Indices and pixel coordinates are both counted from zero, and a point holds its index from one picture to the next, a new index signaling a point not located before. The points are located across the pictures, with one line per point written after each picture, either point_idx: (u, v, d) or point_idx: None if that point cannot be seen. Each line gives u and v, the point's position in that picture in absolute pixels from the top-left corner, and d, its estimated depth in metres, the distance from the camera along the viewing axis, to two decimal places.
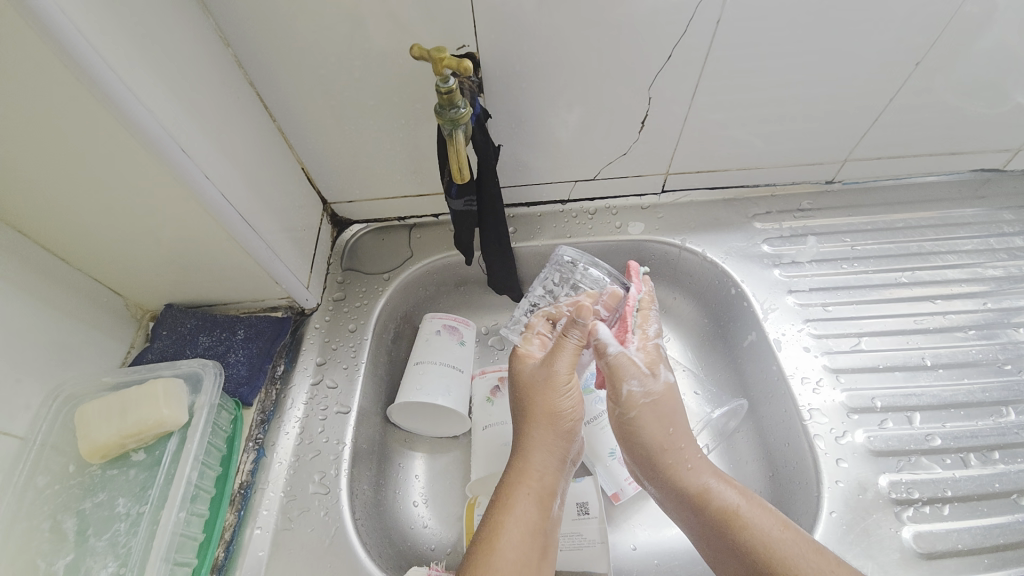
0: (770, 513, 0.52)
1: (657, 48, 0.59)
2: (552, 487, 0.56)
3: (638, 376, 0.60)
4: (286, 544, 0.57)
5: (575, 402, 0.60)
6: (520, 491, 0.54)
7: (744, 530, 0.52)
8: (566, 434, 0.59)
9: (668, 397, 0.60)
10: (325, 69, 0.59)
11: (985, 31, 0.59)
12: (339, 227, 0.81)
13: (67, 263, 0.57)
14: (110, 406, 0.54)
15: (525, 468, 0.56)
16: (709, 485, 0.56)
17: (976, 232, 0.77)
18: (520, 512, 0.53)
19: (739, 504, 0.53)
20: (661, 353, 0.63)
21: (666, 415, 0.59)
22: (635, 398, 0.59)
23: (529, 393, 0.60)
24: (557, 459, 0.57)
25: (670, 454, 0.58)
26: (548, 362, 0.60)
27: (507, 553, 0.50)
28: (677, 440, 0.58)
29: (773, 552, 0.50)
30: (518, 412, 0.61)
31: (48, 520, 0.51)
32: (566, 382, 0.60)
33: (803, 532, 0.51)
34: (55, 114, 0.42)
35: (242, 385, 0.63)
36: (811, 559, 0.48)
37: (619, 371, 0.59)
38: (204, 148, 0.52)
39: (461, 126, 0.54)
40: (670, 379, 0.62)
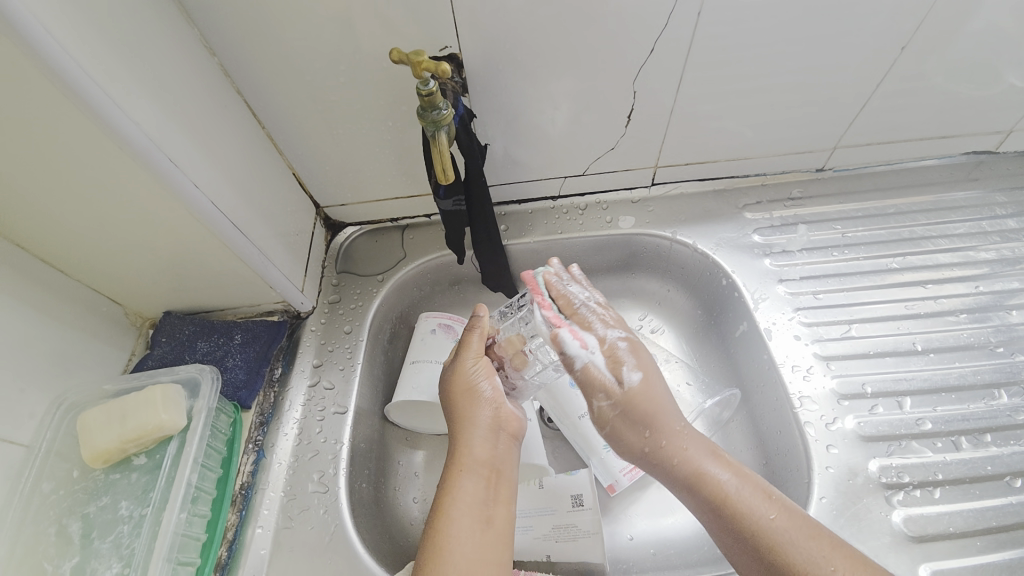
0: (764, 497, 0.52)
1: (639, 42, 0.59)
2: (487, 458, 0.55)
3: (604, 390, 0.59)
4: (287, 542, 0.58)
5: (490, 378, 0.59)
6: (455, 471, 0.54)
7: (736, 517, 0.51)
8: (490, 408, 0.58)
9: (638, 398, 0.59)
10: (310, 75, 0.60)
11: (970, 13, 0.58)
12: (333, 230, 0.82)
13: (66, 275, 0.59)
14: (110, 413, 0.55)
15: (457, 449, 0.56)
16: (703, 470, 0.55)
17: (968, 215, 0.77)
18: (458, 490, 0.52)
19: (733, 492, 0.53)
20: (621, 351, 0.61)
21: (641, 420, 0.58)
22: (607, 412, 0.60)
23: (447, 383, 0.60)
24: (485, 433, 0.56)
25: (656, 450, 0.58)
26: (459, 354, 0.61)
27: (451, 531, 0.49)
28: (657, 440, 0.58)
29: (768, 539, 0.50)
30: (444, 401, 0.61)
31: (54, 524, 0.52)
32: (474, 364, 0.60)
33: (790, 505, 0.52)
34: (41, 129, 0.43)
35: (240, 388, 0.65)
36: (802, 547, 0.48)
37: (587, 386, 0.60)
38: (193, 157, 0.53)
39: (444, 127, 0.54)
40: (636, 379, 0.59)
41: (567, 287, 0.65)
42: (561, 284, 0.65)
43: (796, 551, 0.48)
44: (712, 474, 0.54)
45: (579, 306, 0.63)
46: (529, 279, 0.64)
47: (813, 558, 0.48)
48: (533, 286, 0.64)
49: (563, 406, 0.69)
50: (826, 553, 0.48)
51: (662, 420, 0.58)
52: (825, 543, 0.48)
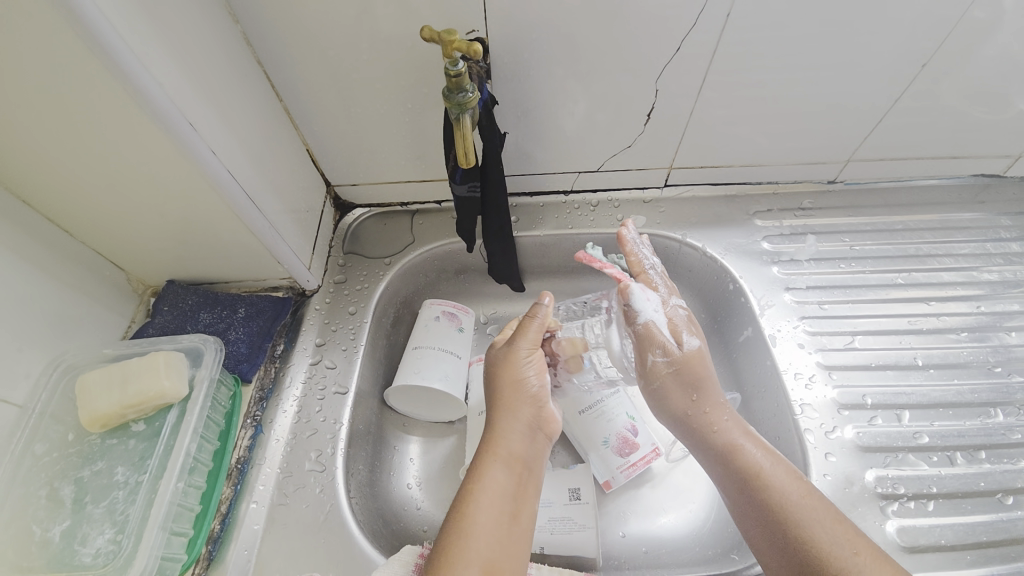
0: (794, 479, 0.53)
1: (665, 40, 0.59)
2: (520, 452, 0.55)
3: (663, 347, 0.60)
4: (281, 519, 0.58)
5: (540, 375, 0.59)
6: (490, 458, 0.53)
7: (768, 490, 0.52)
8: (533, 404, 0.58)
9: (693, 362, 0.60)
10: (332, 50, 0.59)
11: (993, 35, 0.59)
12: (342, 210, 0.81)
13: (70, 235, 0.58)
14: (111, 377, 0.54)
15: (493, 436, 0.55)
16: (739, 443, 0.56)
17: (973, 236, 0.78)
18: (490, 477, 0.52)
19: (766, 468, 0.54)
20: (679, 319, 0.62)
21: (691, 383, 0.60)
22: (660, 368, 0.60)
23: (496, 368, 0.60)
24: (524, 428, 0.56)
25: (699, 415, 0.59)
26: (512, 340, 0.60)
27: (479, 517, 0.49)
28: (703, 406, 0.59)
29: (793, 516, 0.50)
30: (488, 387, 0.60)
31: (45, 487, 0.51)
32: (528, 355, 0.59)
33: (823, 500, 0.51)
34: (59, 78, 0.42)
35: (242, 361, 0.64)
36: (828, 528, 0.49)
37: (646, 339, 0.60)
38: (209, 123, 0.52)
39: (468, 110, 0.54)
40: (693, 345, 0.61)
41: (639, 249, 0.67)
42: (634, 244, 0.67)
43: (823, 531, 0.49)
44: (748, 448, 0.56)
45: (647, 270, 0.66)
46: (584, 256, 0.64)
47: (838, 542, 0.48)
48: (591, 258, 0.65)
49: (564, 401, 0.69)
50: (850, 540, 0.48)
51: (708, 386, 0.60)
52: (848, 530, 0.49)
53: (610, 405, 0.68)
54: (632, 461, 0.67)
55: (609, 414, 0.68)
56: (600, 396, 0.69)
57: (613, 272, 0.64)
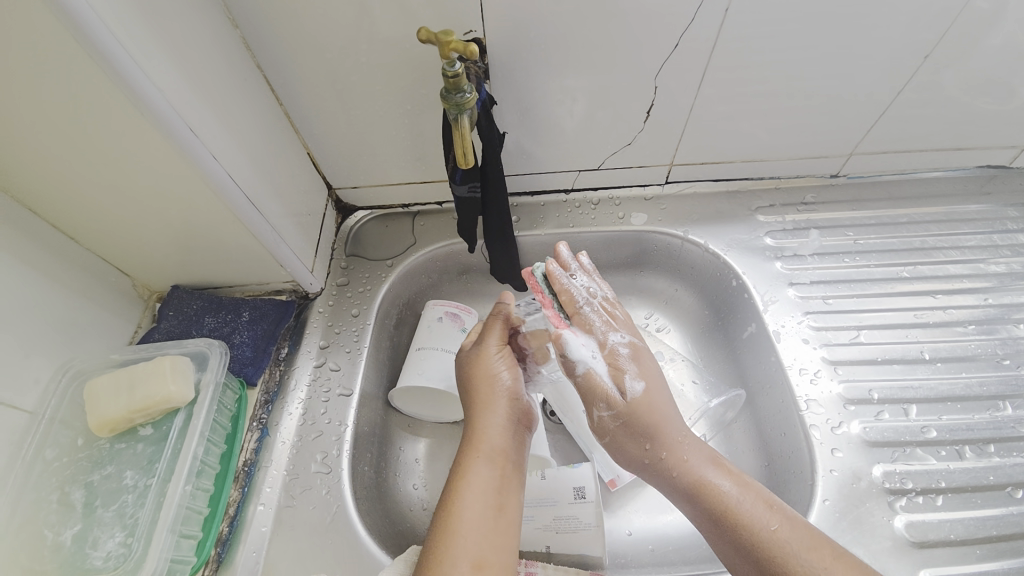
0: (766, 507, 0.52)
1: (664, 37, 0.59)
2: (503, 446, 0.55)
3: (606, 400, 0.58)
4: (288, 520, 0.58)
5: (512, 368, 0.60)
6: (473, 455, 0.53)
7: (739, 527, 0.51)
8: (509, 397, 0.58)
9: (639, 410, 0.57)
10: (331, 53, 0.59)
11: (996, 25, 0.58)
12: (344, 213, 0.81)
13: (76, 242, 0.58)
14: (119, 382, 0.55)
15: (475, 432, 0.56)
16: (705, 481, 0.54)
17: (980, 228, 0.77)
18: (474, 473, 0.52)
19: (736, 503, 0.52)
20: (622, 358, 0.59)
21: (642, 432, 0.57)
22: (607, 422, 0.58)
23: (468, 367, 0.60)
24: (504, 421, 0.56)
25: (656, 460, 0.56)
26: (482, 340, 0.62)
27: (464, 514, 0.49)
28: (659, 450, 0.56)
29: (768, 550, 0.49)
30: (463, 386, 0.60)
31: (56, 491, 0.52)
32: (498, 351, 0.60)
33: (802, 522, 0.51)
34: (61, 88, 0.43)
35: (247, 365, 0.64)
36: (803, 558, 0.48)
37: (588, 393, 0.58)
38: (211, 128, 0.52)
39: (467, 111, 0.54)
40: (638, 389, 0.58)
41: (571, 286, 0.63)
42: (564, 280, 0.63)
43: (799, 562, 0.48)
44: (714, 484, 0.54)
45: (580, 309, 0.62)
46: (529, 277, 0.65)
47: (815, 570, 0.47)
48: (534, 283, 0.65)
49: (564, 401, 0.69)
50: (827, 568, 0.47)
51: (663, 430, 0.56)
52: (826, 555, 0.48)
53: None
54: None
55: None
56: None
57: (550, 315, 0.63)
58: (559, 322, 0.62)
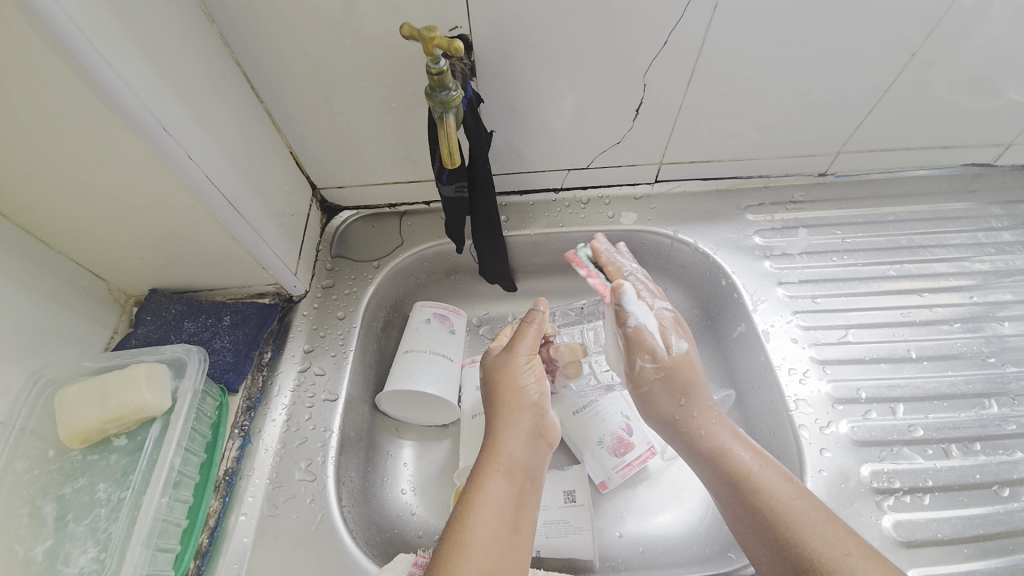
0: (784, 479, 0.52)
1: (652, 34, 0.58)
2: (522, 461, 0.54)
3: (652, 352, 0.59)
4: (271, 530, 0.57)
5: (539, 383, 0.59)
6: (492, 467, 0.52)
7: (757, 494, 0.52)
8: (533, 411, 0.57)
9: (681, 366, 0.59)
10: (313, 48, 0.57)
11: (981, 23, 0.58)
12: (329, 213, 0.80)
13: (48, 245, 0.56)
14: (92, 390, 0.53)
15: (494, 446, 0.54)
16: (727, 448, 0.55)
17: (964, 226, 0.78)
18: (491, 487, 0.51)
19: (756, 470, 0.53)
20: (667, 320, 0.61)
21: (679, 388, 0.58)
22: (649, 373, 0.59)
23: (495, 376, 0.59)
24: (526, 435, 0.55)
25: (686, 420, 0.58)
26: (510, 347, 0.59)
27: (480, 528, 0.47)
28: (690, 410, 0.58)
29: (784, 517, 0.50)
30: (486, 395, 0.59)
31: (27, 505, 0.50)
32: (527, 362, 0.59)
33: (814, 499, 0.51)
34: (24, 85, 0.41)
35: (228, 370, 0.63)
36: (819, 528, 0.49)
37: (635, 343, 0.59)
38: (186, 127, 0.50)
39: (452, 109, 0.53)
40: (682, 347, 0.59)
41: (614, 258, 0.66)
42: (610, 255, 0.66)
43: (813, 531, 0.48)
44: (736, 452, 0.55)
45: (627, 275, 0.65)
46: (572, 257, 0.67)
47: (829, 541, 0.48)
48: (576, 261, 0.67)
49: (559, 402, 0.68)
50: (841, 539, 0.48)
51: (698, 392, 0.58)
52: (840, 529, 0.48)
53: (604, 405, 0.68)
54: (627, 461, 0.67)
55: (603, 414, 0.67)
56: (595, 395, 0.68)
57: (595, 284, 0.65)
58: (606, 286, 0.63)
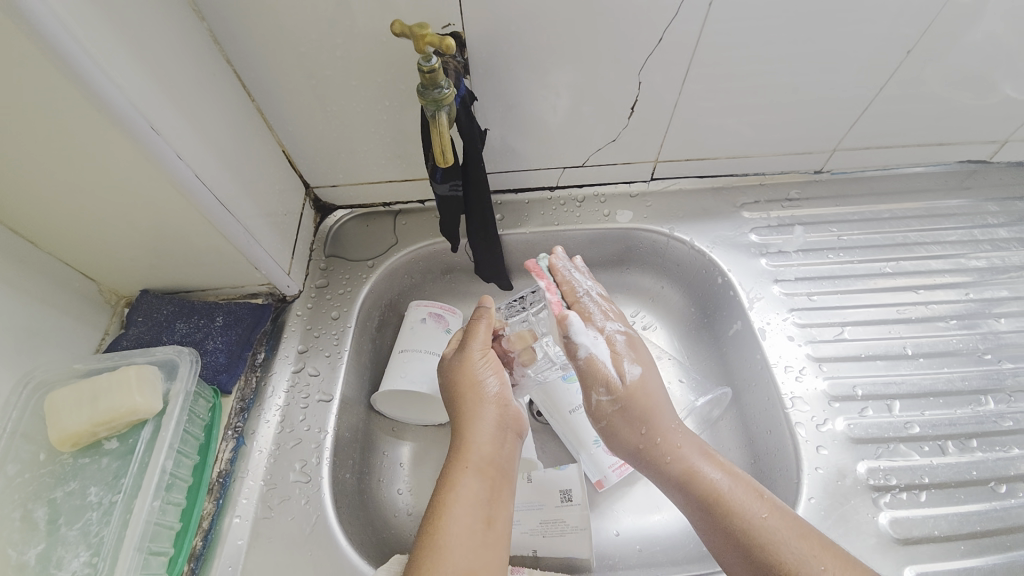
0: (756, 497, 0.52)
1: (647, 31, 0.58)
2: (491, 456, 0.53)
3: (606, 385, 0.58)
4: (265, 532, 0.57)
5: (497, 376, 0.58)
6: (460, 466, 0.52)
7: (729, 515, 0.51)
8: (497, 404, 0.56)
9: (637, 394, 0.58)
10: (305, 46, 0.57)
11: (976, 20, 0.58)
12: (323, 212, 0.79)
13: (37, 247, 0.55)
14: (81, 393, 0.52)
15: (461, 444, 0.54)
16: (696, 469, 0.55)
17: (960, 223, 0.78)
18: (462, 486, 0.50)
19: (726, 490, 0.53)
20: (620, 346, 0.60)
21: (637, 416, 0.57)
22: (605, 407, 0.58)
23: (453, 373, 0.58)
24: (493, 429, 0.55)
25: (651, 448, 0.57)
26: (465, 346, 0.60)
27: (452, 528, 0.47)
28: (653, 436, 0.57)
29: (759, 537, 0.50)
30: (447, 395, 0.58)
31: (18, 509, 0.49)
32: (481, 357, 0.59)
33: (790, 514, 0.51)
34: (7, 83, 0.40)
35: (220, 372, 0.62)
36: (792, 545, 0.48)
37: (588, 377, 0.58)
38: (176, 126, 0.50)
39: (445, 107, 0.52)
40: (636, 374, 0.59)
41: (572, 275, 0.65)
42: (565, 270, 0.64)
43: (789, 550, 0.48)
44: (705, 472, 0.55)
45: (582, 296, 0.63)
46: (533, 267, 0.65)
47: (805, 559, 0.47)
48: (535, 273, 0.64)
49: (553, 399, 0.68)
50: (818, 554, 0.48)
51: (658, 417, 0.58)
52: (816, 543, 0.48)
53: None
54: (624, 460, 0.66)
55: None
56: None
57: (551, 301, 0.62)
58: (559, 309, 0.61)
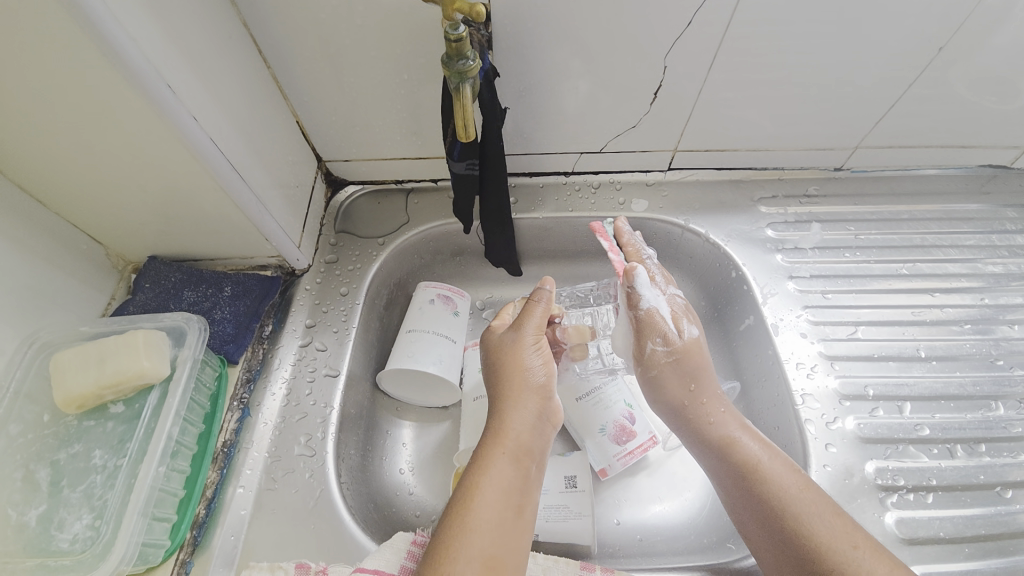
0: (792, 471, 0.52)
1: (676, 14, 0.56)
2: (527, 445, 0.53)
3: (663, 335, 0.58)
4: (269, 504, 0.56)
5: (545, 367, 0.57)
6: (498, 449, 0.51)
7: (764, 482, 0.51)
8: (540, 393, 0.56)
9: (692, 352, 0.59)
10: (323, 12, 0.55)
11: (1014, 19, 0.56)
12: (334, 187, 0.78)
13: (43, 205, 0.54)
14: (88, 355, 0.51)
15: (500, 427, 0.53)
16: (735, 437, 0.55)
17: (978, 228, 0.77)
18: (496, 470, 0.50)
19: (764, 460, 0.53)
20: (679, 306, 0.61)
21: (690, 372, 0.59)
22: (659, 357, 0.59)
23: (502, 353, 0.57)
24: (533, 418, 0.54)
25: (695, 406, 0.58)
26: (517, 327, 0.59)
27: (485, 511, 0.47)
28: (699, 397, 0.58)
29: (792, 508, 0.49)
30: (492, 375, 0.58)
31: (20, 469, 0.49)
32: (533, 342, 0.58)
33: (822, 493, 0.51)
34: (19, 28, 0.38)
35: (228, 342, 0.61)
36: (827, 521, 0.48)
37: (647, 327, 0.58)
38: (190, 86, 0.48)
39: (469, 80, 0.51)
40: (693, 334, 0.60)
41: (634, 239, 0.65)
42: (630, 234, 0.65)
43: (818, 522, 0.48)
44: (744, 442, 0.55)
45: (644, 259, 0.64)
46: (596, 228, 0.64)
47: (836, 534, 0.47)
48: (600, 233, 0.64)
49: (565, 385, 0.68)
50: (849, 532, 0.47)
51: (707, 378, 0.59)
52: (847, 522, 0.48)
53: (609, 393, 0.67)
54: (630, 450, 0.66)
55: (607, 401, 0.67)
56: (598, 382, 0.68)
57: (612, 259, 0.62)
58: (621, 265, 0.60)
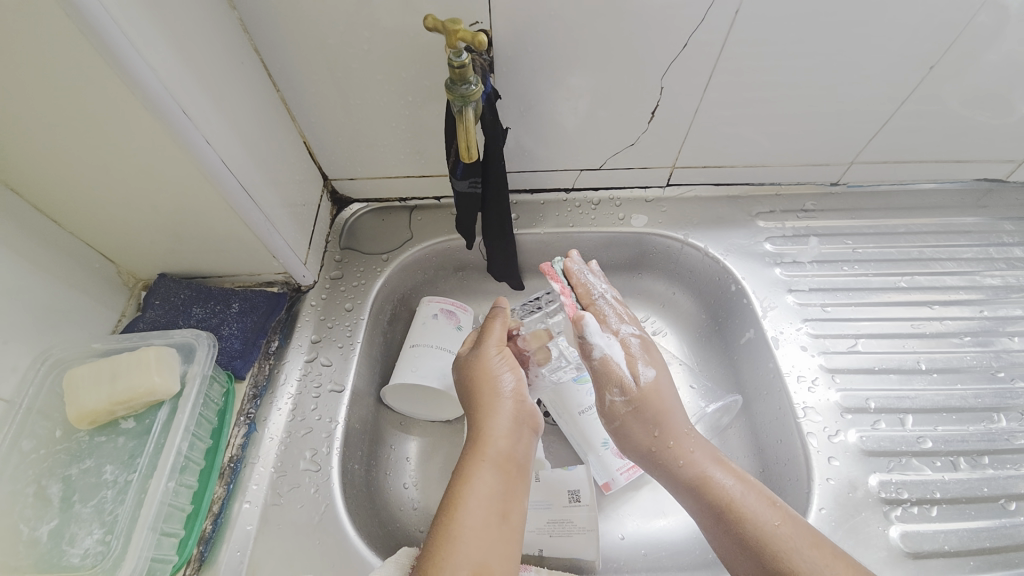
0: (768, 504, 0.52)
1: (672, 37, 0.58)
2: (509, 452, 0.53)
3: (620, 385, 0.58)
4: (274, 519, 0.57)
5: (514, 372, 0.58)
6: (476, 459, 0.51)
7: (741, 522, 0.52)
8: (513, 400, 0.56)
9: (652, 396, 0.58)
10: (332, 38, 0.57)
11: (1001, 40, 0.58)
12: (339, 205, 0.80)
13: (59, 225, 0.56)
14: (100, 372, 0.52)
15: (478, 437, 0.53)
16: (709, 475, 0.55)
17: (976, 240, 0.78)
18: (476, 480, 0.50)
19: (738, 497, 0.53)
20: (635, 348, 0.60)
21: (651, 417, 0.58)
22: (618, 407, 0.58)
23: (469, 369, 0.59)
24: (509, 423, 0.54)
25: (663, 450, 0.57)
26: (482, 342, 0.60)
27: (466, 522, 0.47)
28: (666, 440, 0.57)
29: (771, 544, 0.50)
30: (464, 389, 0.59)
31: (32, 485, 0.50)
32: (499, 352, 0.59)
33: (803, 523, 0.51)
34: (46, 58, 0.40)
35: (236, 357, 0.62)
36: (805, 555, 0.48)
37: (603, 377, 0.58)
38: (205, 111, 0.50)
39: (472, 103, 0.52)
40: (650, 376, 0.59)
41: (587, 276, 0.64)
42: (581, 272, 0.63)
43: (801, 558, 0.48)
44: (718, 478, 0.55)
45: (599, 298, 0.62)
46: (546, 270, 0.63)
47: (817, 568, 0.48)
48: (551, 275, 0.63)
49: (561, 399, 0.69)
50: (828, 565, 0.48)
51: (671, 421, 0.58)
52: (828, 552, 0.49)
53: None
54: (632, 463, 0.66)
55: None
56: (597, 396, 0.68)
57: (564, 302, 0.61)
58: (573, 309, 0.60)
